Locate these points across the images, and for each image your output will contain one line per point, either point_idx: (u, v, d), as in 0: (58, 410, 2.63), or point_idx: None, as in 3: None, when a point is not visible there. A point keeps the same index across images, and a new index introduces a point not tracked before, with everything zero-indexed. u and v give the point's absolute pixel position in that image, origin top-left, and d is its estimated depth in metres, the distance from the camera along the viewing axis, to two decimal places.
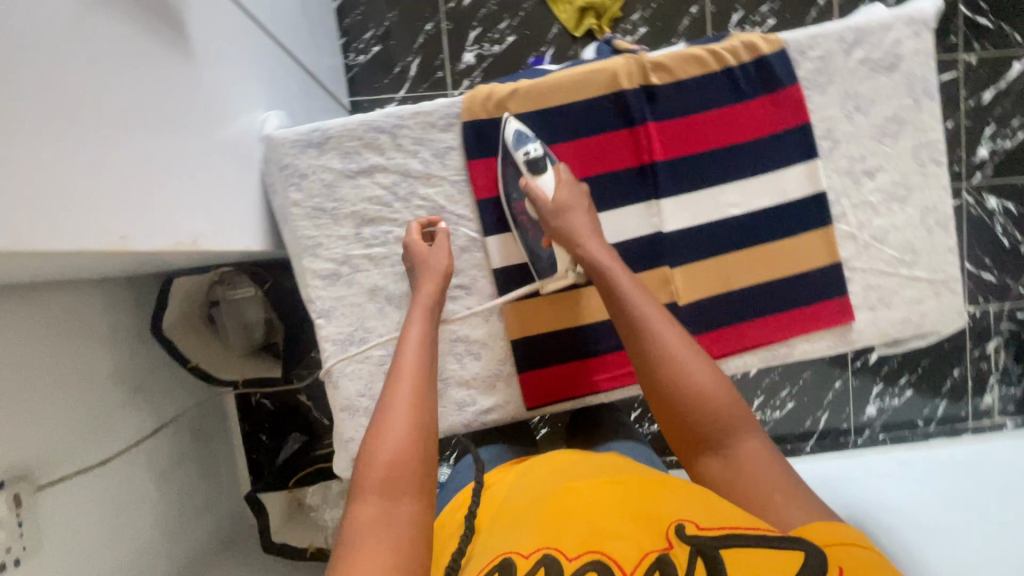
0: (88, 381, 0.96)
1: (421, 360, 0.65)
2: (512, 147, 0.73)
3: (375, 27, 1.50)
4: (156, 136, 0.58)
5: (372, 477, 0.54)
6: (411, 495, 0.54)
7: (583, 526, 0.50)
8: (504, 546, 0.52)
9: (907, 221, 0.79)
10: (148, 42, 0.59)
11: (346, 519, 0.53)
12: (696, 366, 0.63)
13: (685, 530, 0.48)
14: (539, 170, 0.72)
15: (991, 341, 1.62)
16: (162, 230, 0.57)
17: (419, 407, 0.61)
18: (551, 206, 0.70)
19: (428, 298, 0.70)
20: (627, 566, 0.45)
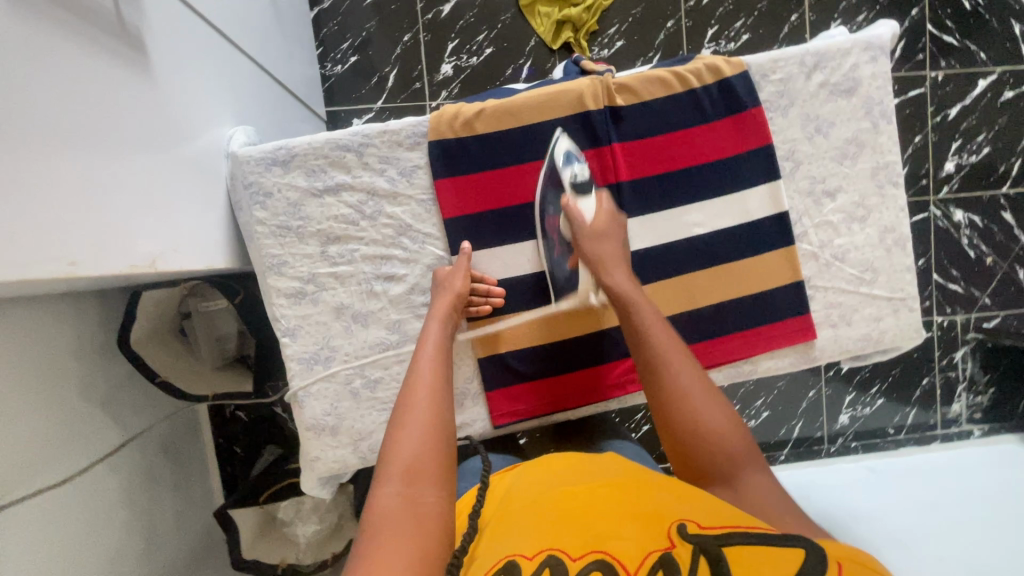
0: (48, 396, 0.94)
1: (441, 362, 0.65)
2: (560, 165, 0.75)
3: (352, 37, 1.50)
4: (106, 156, 0.57)
5: (396, 464, 0.54)
6: (436, 483, 0.53)
7: (586, 528, 0.51)
8: (506, 544, 0.52)
9: (866, 240, 0.81)
10: (102, 61, 0.58)
11: (368, 507, 0.51)
12: (708, 405, 0.61)
13: (686, 529, 0.48)
14: (584, 193, 0.75)
15: (959, 351, 1.66)
16: (111, 250, 0.57)
17: (441, 402, 0.61)
18: (590, 227, 0.73)
19: (444, 307, 0.70)
20: (630, 565, 0.46)
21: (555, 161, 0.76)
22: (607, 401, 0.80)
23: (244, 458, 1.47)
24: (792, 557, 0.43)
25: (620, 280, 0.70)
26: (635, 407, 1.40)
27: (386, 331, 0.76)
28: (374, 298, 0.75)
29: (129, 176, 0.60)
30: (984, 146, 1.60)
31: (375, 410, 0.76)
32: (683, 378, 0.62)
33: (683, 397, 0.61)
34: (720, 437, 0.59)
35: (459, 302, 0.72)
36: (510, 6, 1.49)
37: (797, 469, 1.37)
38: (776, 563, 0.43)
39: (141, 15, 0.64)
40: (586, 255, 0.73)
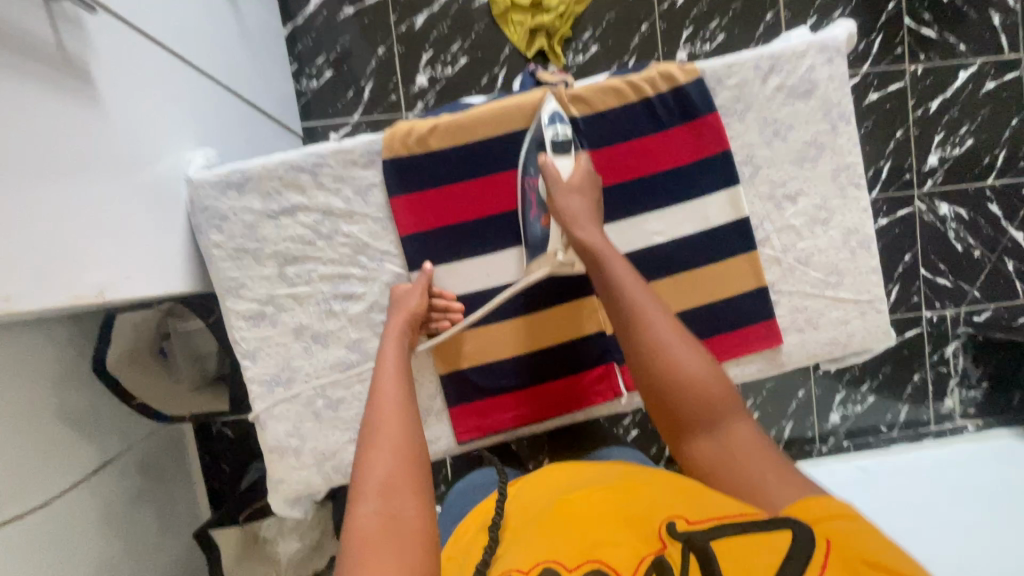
0: (21, 422, 0.94)
1: (402, 375, 0.65)
2: (544, 125, 0.73)
3: (327, 52, 1.50)
4: (50, 188, 0.58)
5: (370, 483, 0.52)
6: (415, 492, 0.53)
7: (580, 536, 0.49)
8: (504, 559, 0.50)
9: (829, 243, 0.80)
10: (46, 95, 0.59)
11: (346, 532, 0.50)
12: (684, 348, 0.59)
13: (675, 526, 0.47)
14: (561, 151, 0.72)
15: (950, 345, 1.65)
16: (49, 281, 0.57)
17: (407, 411, 0.60)
18: (562, 182, 0.71)
19: (399, 324, 0.70)
20: (624, 573, 0.44)
21: (542, 122, 0.73)
22: (573, 413, 0.80)
23: (231, 475, 1.47)
24: (777, 543, 0.41)
25: (591, 232, 0.68)
26: (621, 414, 1.39)
27: (346, 350, 0.76)
28: (332, 318, 0.75)
29: (72, 206, 0.60)
30: (967, 139, 1.58)
31: (339, 430, 0.76)
32: (661, 330, 0.60)
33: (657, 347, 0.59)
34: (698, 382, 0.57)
35: (415, 320, 0.71)
36: (483, 15, 1.49)
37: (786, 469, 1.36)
38: (761, 553, 0.41)
39: (86, 46, 0.64)
40: (559, 211, 0.70)
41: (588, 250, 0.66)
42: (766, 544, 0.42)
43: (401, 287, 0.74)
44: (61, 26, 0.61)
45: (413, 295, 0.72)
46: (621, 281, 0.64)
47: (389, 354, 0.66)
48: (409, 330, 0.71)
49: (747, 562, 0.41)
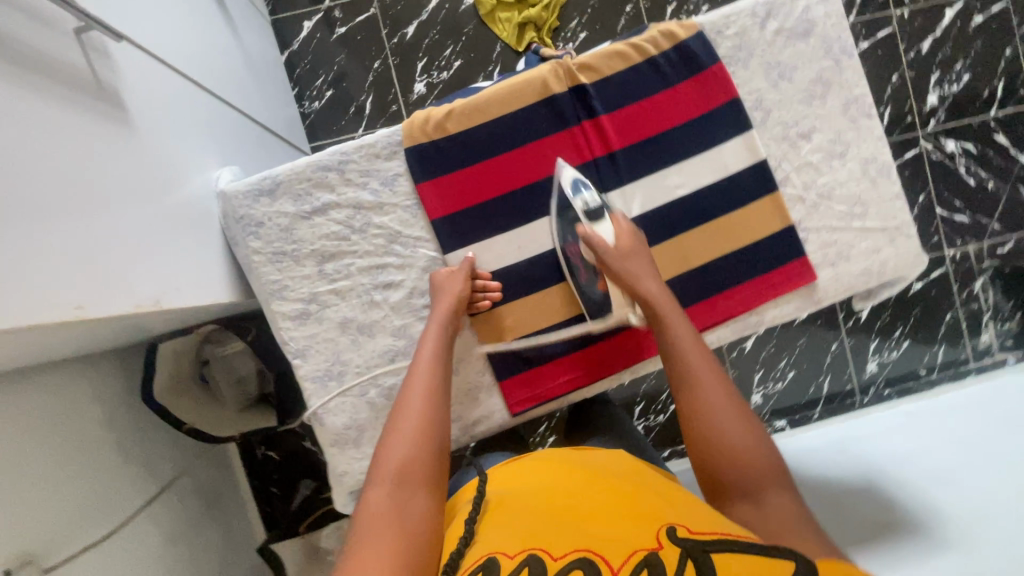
0: (76, 457, 0.97)
1: (435, 371, 0.68)
2: (569, 195, 0.76)
3: (325, 73, 1.54)
4: (102, 208, 0.60)
5: (385, 469, 0.58)
6: (424, 488, 0.58)
7: (576, 531, 0.54)
8: (490, 539, 0.55)
9: (849, 175, 0.81)
10: (88, 120, 0.61)
11: (359, 507, 0.56)
12: (732, 421, 0.61)
13: (675, 533, 0.51)
14: (598, 219, 0.75)
15: (977, 281, 1.63)
16: (114, 293, 0.59)
17: (432, 408, 0.64)
18: (612, 248, 0.73)
19: (441, 312, 0.72)
20: (615, 564, 0.49)
21: (565, 191, 0.76)
22: (620, 373, 0.81)
23: (282, 496, 1.46)
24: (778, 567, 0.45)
25: (652, 289, 0.72)
26: (659, 389, 1.41)
27: (392, 338, 0.77)
28: (375, 308, 0.77)
29: (122, 223, 0.63)
30: (964, 74, 1.59)
31: None
32: (713, 394, 0.63)
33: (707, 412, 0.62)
34: (746, 452, 0.59)
35: (461, 304, 0.73)
36: (471, 17, 1.53)
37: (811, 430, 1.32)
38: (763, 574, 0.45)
39: (114, 72, 0.67)
40: (618, 274, 0.73)
41: (653, 311, 0.71)
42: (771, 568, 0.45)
43: (443, 271, 0.75)
44: (92, 56, 0.63)
45: (454, 282, 0.74)
46: (682, 344, 0.68)
47: (426, 344, 0.70)
48: (453, 315, 0.73)
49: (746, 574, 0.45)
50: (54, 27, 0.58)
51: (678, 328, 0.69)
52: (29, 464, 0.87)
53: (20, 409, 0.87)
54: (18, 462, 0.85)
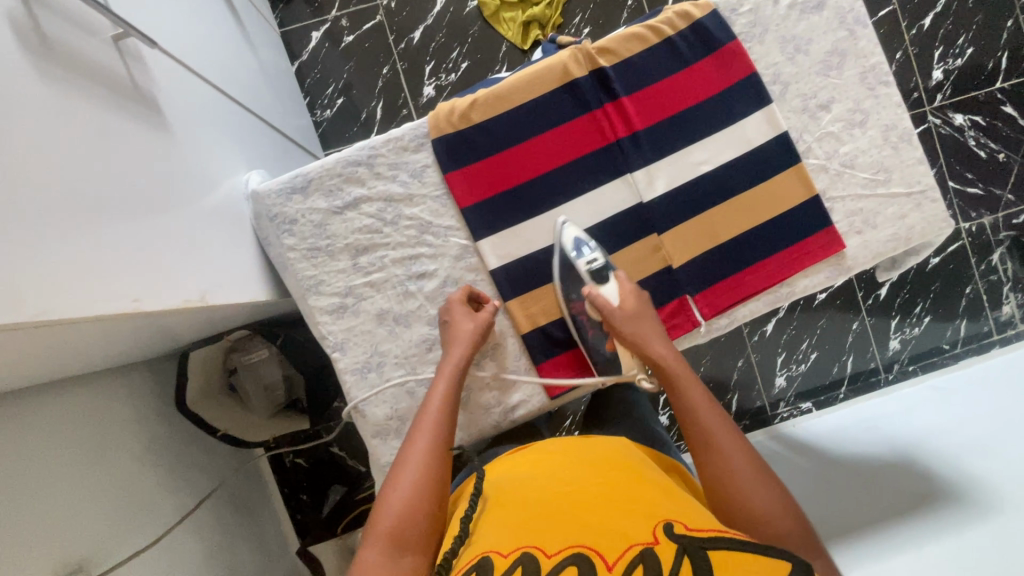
0: (114, 469, 0.97)
1: (441, 425, 0.68)
2: (572, 254, 0.76)
3: (335, 81, 1.57)
4: (151, 208, 0.61)
5: (381, 528, 0.60)
6: (414, 550, 0.59)
7: (573, 526, 0.55)
8: (485, 539, 0.57)
9: (870, 142, 0.81)
10: (132, 123, 0.63)
11: (354, 564, 0.58)
12: (761, 485, 0.61)
13: (671, 529, 0.52)
14: (602, 280, 0.75)
15: (995, 253, 1.63)
16: (168, 287, 0.60)
17: (434, 466, 0.65)
18: (620, 313, 0.72)
19: (455, 359, 0.73)
20: (611, 558, 0.49)
21: (567, 251, 0.76)
22: None
23: (312, 503, 1.44)
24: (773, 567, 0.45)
25: (662, 352, 0.71)
26: None
27: (429, 327, 0.79)
28: (411, 298, 0.79)
29: (167, 222, 0.64)
30: (968, 48, 1.59)
31: None
32: (736, 461, 0.63)
33: (732, 476, 0.62)
34: (772, 519, 0.59)
35: (477, 343, 0.74)
36: (476, 19, 1.55)
37: (839, 410, 1.29)
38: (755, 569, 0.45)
39: (149, 78, 0.69)
40: (626, 338, 0.72)
41: (665, 375, 0.70)
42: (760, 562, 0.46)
43: (460, 308, 0.76)
44: (129, 62, 0.65)
45: (468, 325, 0.74)
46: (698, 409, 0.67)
47: (435, 393, 0.70)
48: (468, 358, 0.74)
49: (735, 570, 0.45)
50: (94, 32, 0.60)
51: (695, 391, 0.69)
52: (67, 478, 0.87)
53: (54, 424, 0.88)
54: (55, 476, 0.85)
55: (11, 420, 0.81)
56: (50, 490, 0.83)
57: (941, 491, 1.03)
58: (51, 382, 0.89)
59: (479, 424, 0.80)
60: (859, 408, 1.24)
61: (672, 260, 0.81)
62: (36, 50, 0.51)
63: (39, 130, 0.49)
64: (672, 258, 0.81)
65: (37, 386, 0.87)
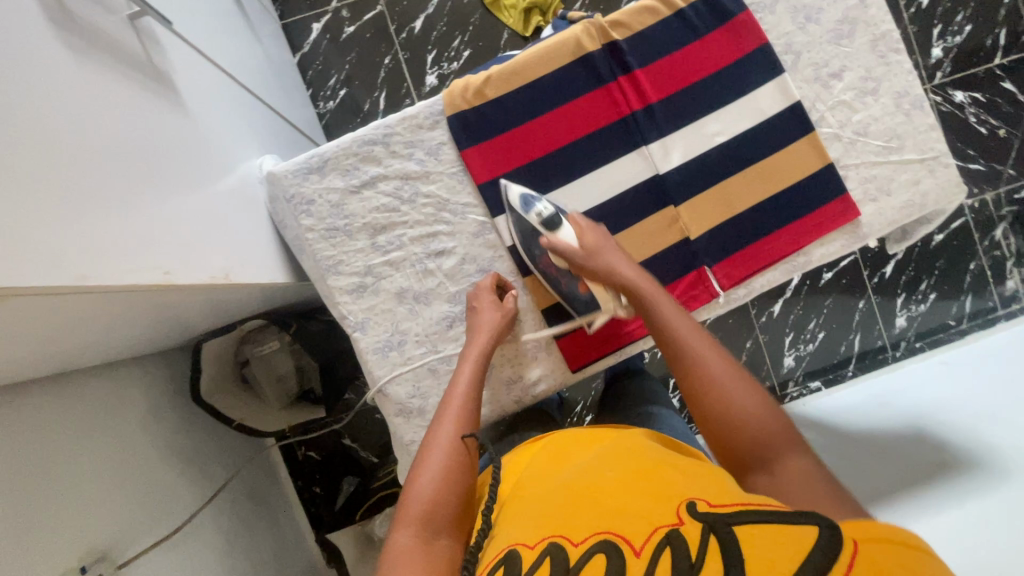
0: (132, 458, 0.97)
1: (467, 412, 0.67)
2: (523, 211, 0.76)
3: (337, 72, 1.56)
4: (173, 186, 0.61)
5: (413, 510, 0.57)
6: (449, 533, 0.57)
7: (597, 509, 0.51)
8: (512, 532, 0.54)
9: (883, 110, 0.82)
10: (151, 101, 0.63)
11: (386, 549, 0.55)
12: (738, 388, 0.62)
13: (696, 507, 0.47)
14: (556, 226, 0.75)
15: (998, 228, 1.60)
16: (193, 262, 0.60)
17: (463, 449, 0.63)
18: (581, 252, 0.74)
19: (478, 347, 0.73)
20: (637, 542, 0.46)
21: (518, 210, 0.76)
22: None
23: (326, 496, 1.42)
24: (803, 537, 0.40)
25: (630, 275, 0.72)
26: None
27: (449, 305, 0.79)
28: (430, 276, 0.79)
29: (189, 199, 0.64)
30: (966, 25, 1.56)
31: None
32: (713, 367, 0.64)
33: (709, 384, 0.63)
34: (750, 420, 0.59)
35: (500, 333, 0.74)
36: (477, 7, 1.55)
37: (848, 388, 1.30)
38: (785, 543, 0.40)
39: (165, 58, 0.68)
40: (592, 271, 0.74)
41: (635, 296, 0.71)
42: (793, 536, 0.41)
43: (488, 298, 0.76)
44: (146, 41, 0.65)
45: (491, 314, 0.75)
46: (673, 325, 0.68)
47: (460, 379, 0.70)
48: (490, 349, 0.74)
49: (762, 546, 0.40)
50: (113, 9, 0.60)
51: (666, 307, 0.70)
52: (87, 467, 0.87)
53: (70, 414, 0.88)
54: (77, 465, 0.86)
55: (28, 409, 0.81)
56: (70, 478, 0.84)
57: (952, 459, 1.01)
58: (67, 371, 0.89)
59: (501, 401, 0.81)
60: (859, 390, 1.24)
61: (690, 232, 0.81)
62: (61, 27, 0.52)
63: (67, 106, 0.50)
64: (690, 229, 0.81)
65: (55, 375, 0.87)
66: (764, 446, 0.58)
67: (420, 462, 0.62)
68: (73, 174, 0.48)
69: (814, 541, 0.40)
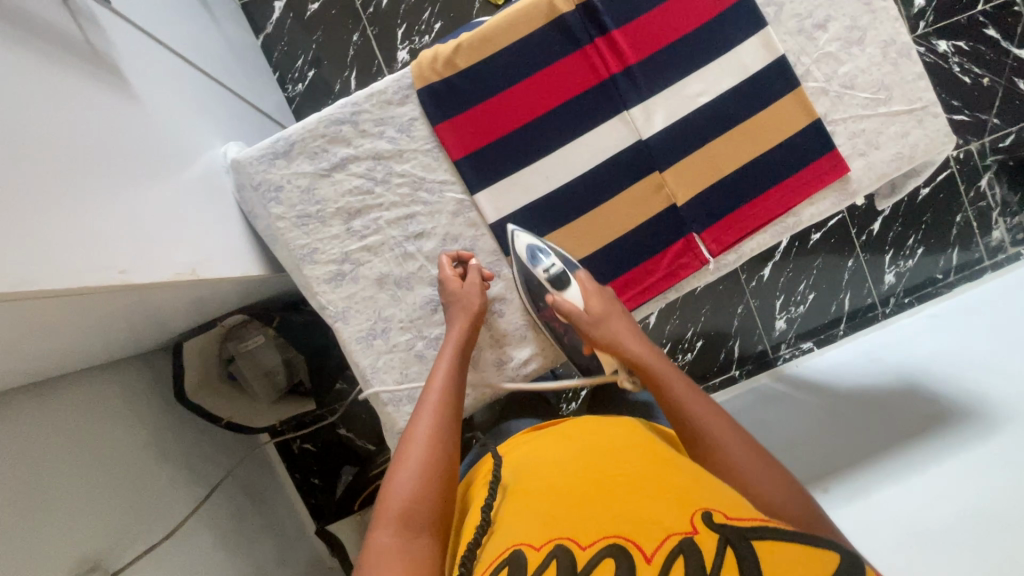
0: (118, 465, 0.94)
1: (446, 403, 0.65)
2: (529, 264, 0.74)
3: (304, 53, 1.50)
4: (125, 179, 0.57)
5: (392, 508, 0.56)
6: (429, 531, 0.55)
7: (606, 511, 0.49)
8: (514, 530, 0.51)
9: (870, 60, 0.79)
10: (95, 88, 0.58)
11: (364, 550, 0.54)
12: (764, 473, 0.59)
13: (711, 517, 0.46)
14: (564, 284, 0.73)
15: (983, 178, 1.59)
16: (151, 259, 0.56)
17: (442, 445, 0.62)
18: (587, 317, 0.73)
19: (456, 336, 0.71)
20: (648, 546, 0.44)
21: (524, 261, 0.74)
22: (666, 291, 0.81)
23: (325, 487, 1.41)
24: (823, 560, 0.40)
25: (638, 349, 0.71)
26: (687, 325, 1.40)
27: (432, 288, 0.77)
28: (410, 260, 0.76)
29: (144, 193, 0.60)
30: None
31: None
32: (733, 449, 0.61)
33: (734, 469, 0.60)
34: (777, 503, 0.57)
35: (476, 318, 0.73)
36: None
37: (839, 346, 1.29)
38: (808, 565, 0.40)
39: (107, 40, 0.63)
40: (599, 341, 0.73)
41: (645, 372, 0.70)
42: (813, 560, 0.41)
43: (453, 277, 0.74)
44: (83, 23, 0.60)
45: (468, 300, 0.72)
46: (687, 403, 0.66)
47: (438, 372, 0.68)
48: (468, 336, 0.72)
49: (783, 567, 0.40)
50: None
51: (677, 382, 0.68)
52: (72, 477, 0.85)
53: (49, 422, 0.85)
54: (61, 474, 0.83)
55: (3, 420, 0.77)
56: (54, 489, 0.81)
57: (946, 409, 1.01)
58: (41, 380, 0.86)
59: (490, 383, 0.79)
60: (852, 348, 1.24)
61: (677, 197, 0.79)
62: None
63: None
64: (677, 195, 0.79)
65: (32, 384, 0.84)
66: (791, 533, 0.57)
67: (398, 460, 0.60)
68: (9, 173, 0.44)
69: (837, 568, 0.40)
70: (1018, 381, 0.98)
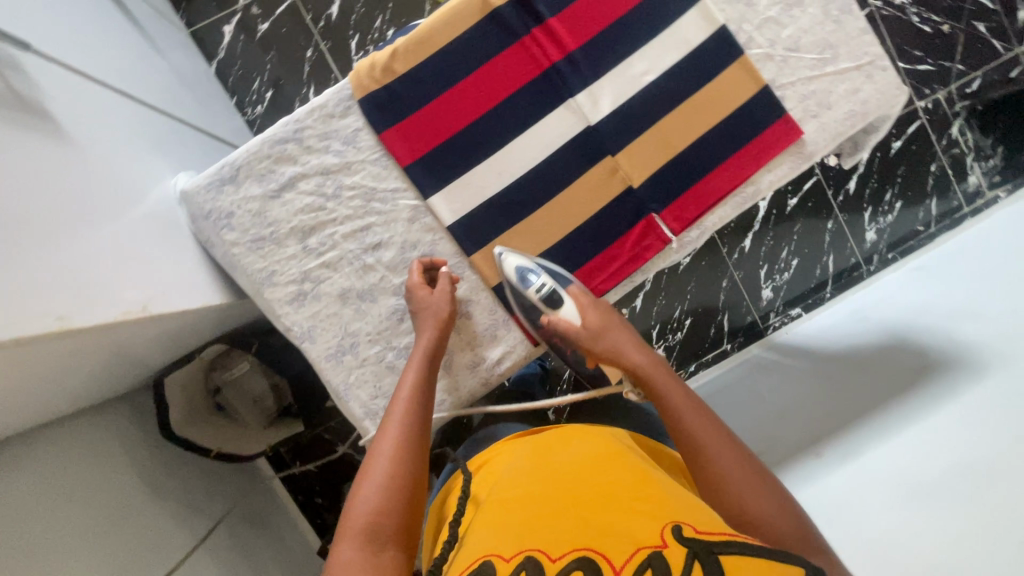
0: (110, 507, 0.93)
1: (413, 414, 0.65)
2: (520, 286, 0.73)
3: (260, 75, 1.48)
4: (62, 223, 0.57)
5: (355, 523, 0.55)
6: (395, 544, 0.56)
7: (579, 523, 0.49)
8: (484, 539, 0.51)
9: (812, 21, 0.78)
10: (22, 133, 0.57)
11: (328, 564, 0.53)
12: (753, 487, 0.59)
13: (680, 531, 0.46)
14: (557, 303, 0.73)
15: (954, 126, 1.57)
16: (94, 301, 0.56)
17: (408, 455, 0.61)
18: (586, 333, 0.73)
19: (424, 344, 0.71)
20: (617, 562, 0.45)
21: (514, 284, 0.73)
22: (634, 273, 0.81)
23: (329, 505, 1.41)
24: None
25: (637, 358, 0.71)
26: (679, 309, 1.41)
27: (396, 298, 0.76)
28: (371, 271, 0.76)
29: (84, 235, 0.59)
30: None
31: None
32: (725, 461, 0.61)
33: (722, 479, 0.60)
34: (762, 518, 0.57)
35: (445, 325, 0.72)
36: None
37: (825, 309, 1.29)
38: None
39: (32, 83, 0.62)
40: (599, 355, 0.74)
41: (642, 381, 0.70)
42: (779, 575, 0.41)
43: (421, 285, 0.73)
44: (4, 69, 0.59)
45: (432, 306, 0.71)
46: (685, 413, 0.65)
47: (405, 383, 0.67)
48: (437, 344, 0.71)
49: None
50: None
51: (676, 393, 0.68)
52: (64, 523, 0.84)
53: (37, 470, 0.84)
54: (52, 521, 0.82)
55: None
56: (45, 535, 0.80)
57: (928, 359, 1.00)
58: (26, 429, 0.85)
59: (465, 385, 0.78)
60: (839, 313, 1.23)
61: (633, 178, 0.78)
62: None
63: None
64: (633, 175, 0.78)
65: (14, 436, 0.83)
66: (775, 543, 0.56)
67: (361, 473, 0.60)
68: None
69: None
70: (996, 322, 0.96)
